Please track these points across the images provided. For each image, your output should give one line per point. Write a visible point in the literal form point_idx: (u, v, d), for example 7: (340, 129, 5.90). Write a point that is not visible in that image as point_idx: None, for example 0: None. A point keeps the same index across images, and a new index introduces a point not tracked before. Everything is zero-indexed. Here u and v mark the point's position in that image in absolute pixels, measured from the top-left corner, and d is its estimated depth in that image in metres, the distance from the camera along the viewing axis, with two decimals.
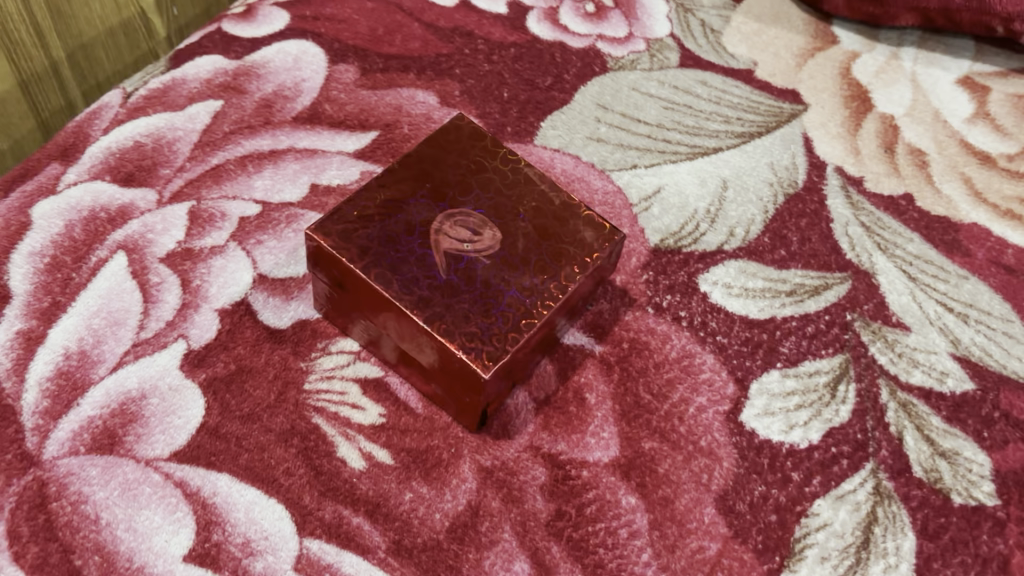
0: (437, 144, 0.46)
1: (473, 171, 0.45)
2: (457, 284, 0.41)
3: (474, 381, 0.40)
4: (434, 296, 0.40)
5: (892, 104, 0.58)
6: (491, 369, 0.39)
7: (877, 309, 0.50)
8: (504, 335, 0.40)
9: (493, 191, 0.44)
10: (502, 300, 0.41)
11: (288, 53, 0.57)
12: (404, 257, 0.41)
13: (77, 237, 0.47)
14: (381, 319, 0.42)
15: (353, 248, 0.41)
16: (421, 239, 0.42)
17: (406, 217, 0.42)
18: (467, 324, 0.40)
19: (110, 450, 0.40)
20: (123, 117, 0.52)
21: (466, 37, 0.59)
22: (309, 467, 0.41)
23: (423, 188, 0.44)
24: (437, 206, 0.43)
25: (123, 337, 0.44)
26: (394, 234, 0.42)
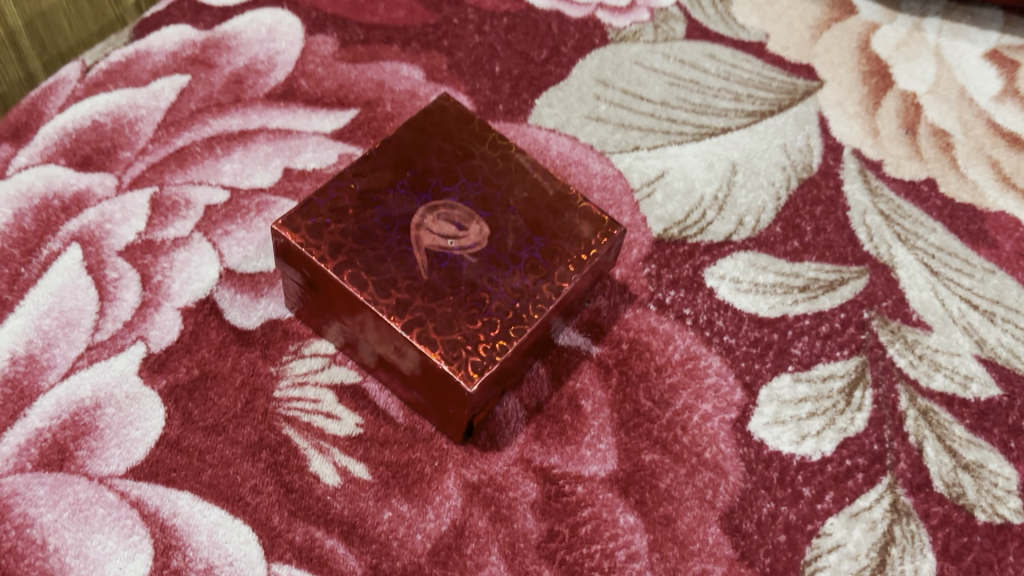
0: (419, 126, 0.41)
1: (459, 157, 0.41)
2: (439, 286, 0.37)
3: (458, 392, 0.36)
4: (414, 299, 0.36)
5: (914, 80, 0.54)
6: (476, 382, 0.35)
7: (896, 306, 0.46)
8: (491, 343, 0.36)
9: (482, 180, 0.40)
10: (490, 303, 0.37)
11: (262, 23, 0.52)
12: (382, 255, 0.37)
13: (27, 228, 0.43)
14: (356, 321, 0.38)
15: (325, 246, 0.37)
16: (400, 234, 0.38)
17: (385, 209, 0.39)
18: (451, 330, 0.36)
19: (60, 467, 0.37)
20: (82, 94, 0.48)
21: (455, 5, 0.54)
22: (279, 484, 0.38)
23: (403, 177, 0.40)
24: (418, 198, 0.39)
25: (76, 340, 0.40)
26: (371, 229, 0.38)
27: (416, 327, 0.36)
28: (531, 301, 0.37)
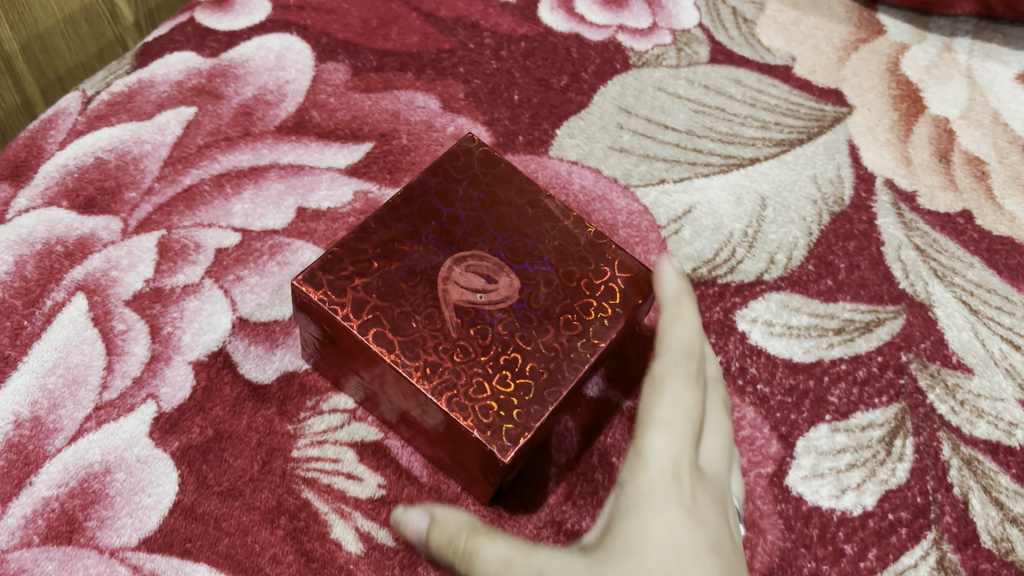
0: (444, 172, 0.40)
1: (486, 205, 0.39)
2: (469, 345, 0.35)
3: (490, 460, 0.34)
4: (444, 360, 0.34)
5: (946, 104, 0.52)
6: (511, 451, 0.33)
7: (935, 348, 0.44)
8: (526, 408, 0.34)
9: (510, 229, 0.39)
10: (524, 364, 0.35)
11: (270, 49, 0.50)
12: (409, 312, 0.35)
13: (29, 276, 0.41)
14: (380, 380, 0.36)
15: (349, 303, 0.35)
16: (426, 289, 0.36)
17: (411, 263, 0.36)
18: (483, 394, 0.34)
19: (69, 539, 0.35)
20: (83, 127, 0.46)
21: (470, 29, 0.52)
22: (300, 552, 0.36)
23: (428, 226, 0.38)
24: (445, 248, 0.37)
25: (83, 399, 0.38)
26: (396, 284, 0.36)
27: (446, 392, 0.34)
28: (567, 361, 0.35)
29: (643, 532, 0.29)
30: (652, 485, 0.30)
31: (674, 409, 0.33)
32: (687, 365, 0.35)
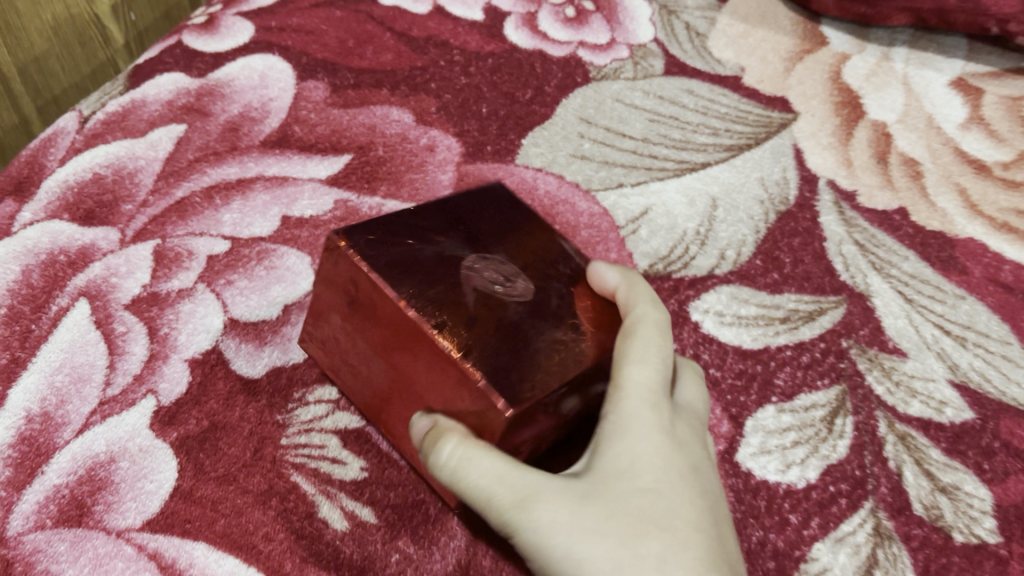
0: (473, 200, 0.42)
1: (508, 228, 0.41)
2: (482, 317, 0.36)
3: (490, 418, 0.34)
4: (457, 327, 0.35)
5: (884, 110, 0.56)
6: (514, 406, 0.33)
7: (873, 334, 0.48)
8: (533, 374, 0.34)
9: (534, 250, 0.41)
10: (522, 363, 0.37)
11: (254, 69, 0.54)
12: (431, 281, 0.37)
13: (35, 283, 0.44)
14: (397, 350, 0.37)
15: (380, 260, 0.37)
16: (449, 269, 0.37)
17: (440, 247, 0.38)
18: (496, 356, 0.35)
19: (78, 522, 0.38)
20: (82, 145, 0.50)
21: (441, 47, 0.56)
22: (289, 530, 0.39)
23: (455, 230, 0.40)
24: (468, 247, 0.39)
25: (88, 395, 0.41)
26: (422, 258, 0.37)
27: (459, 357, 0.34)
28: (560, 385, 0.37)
29: (630, 456, 0.34)
30: (636, 413, 0.35)
31: (647, 346, 0.36)
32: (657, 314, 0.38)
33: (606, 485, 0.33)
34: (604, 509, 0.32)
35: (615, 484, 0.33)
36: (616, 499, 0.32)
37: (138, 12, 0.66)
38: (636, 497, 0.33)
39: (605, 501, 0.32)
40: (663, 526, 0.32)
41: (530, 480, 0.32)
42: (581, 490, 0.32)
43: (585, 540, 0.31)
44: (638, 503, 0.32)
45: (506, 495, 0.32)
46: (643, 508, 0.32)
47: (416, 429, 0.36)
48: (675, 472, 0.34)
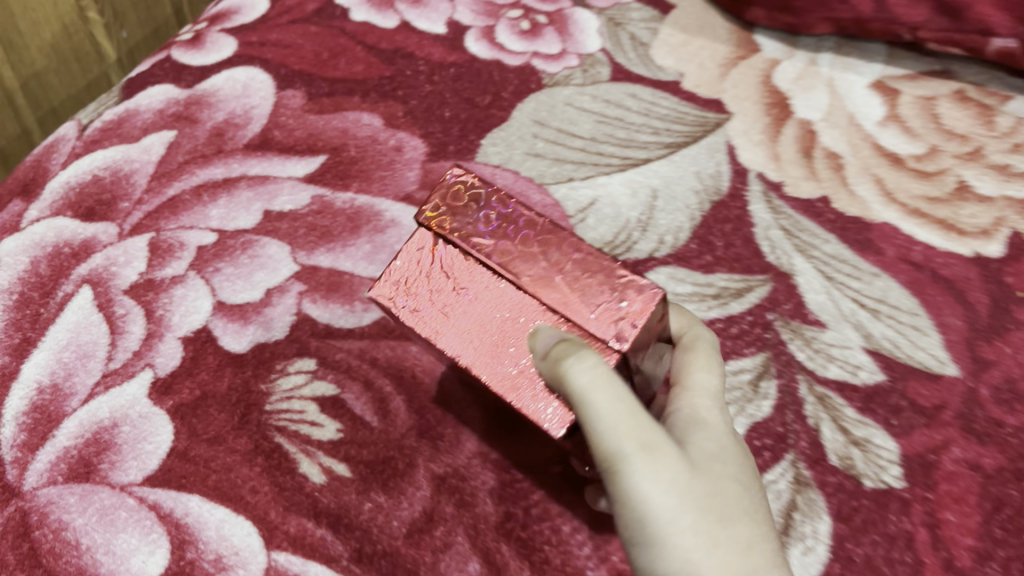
0: None
1: None
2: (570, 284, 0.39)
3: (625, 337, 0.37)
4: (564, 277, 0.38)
5: (810, 109, 0.62)
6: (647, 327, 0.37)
7: (796, 308, 0.54)
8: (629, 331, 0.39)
9: None
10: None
11: (237, 80, 0.59)
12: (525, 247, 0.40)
13: (43, 272, 0.49)
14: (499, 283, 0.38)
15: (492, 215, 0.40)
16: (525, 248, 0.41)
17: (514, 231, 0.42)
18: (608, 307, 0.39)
19: (86, 478, 0.43)
20: (81, 150, 0.55)
21: (407, 58, 0.62)
22: (274, 484, 0.45)
23: None
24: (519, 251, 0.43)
25: (93, 369, 0.47)
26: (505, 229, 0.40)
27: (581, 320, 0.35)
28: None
29: (720, 456, 0.38)
30: (706, 414, 0.41)
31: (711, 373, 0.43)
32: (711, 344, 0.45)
33: (713, 494, 0.36)
34: (711, 510, 0.35)
35: (722, 488, 0.36)
36: (717, 486, 0.36)
37: (131, 30, 0.71)
38: (732, 483, 0.37)
39: (712, 498, 0.35)
40: (750, 514, 0.37)
41: (661, 460, 0.35)
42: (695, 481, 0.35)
43: (700, 512, 0.35)
44: (736, 522, 0.36)
45: (641, 457, 0.34)
46: (743, 526, 0.36)
47: (540, 338, 0.37)
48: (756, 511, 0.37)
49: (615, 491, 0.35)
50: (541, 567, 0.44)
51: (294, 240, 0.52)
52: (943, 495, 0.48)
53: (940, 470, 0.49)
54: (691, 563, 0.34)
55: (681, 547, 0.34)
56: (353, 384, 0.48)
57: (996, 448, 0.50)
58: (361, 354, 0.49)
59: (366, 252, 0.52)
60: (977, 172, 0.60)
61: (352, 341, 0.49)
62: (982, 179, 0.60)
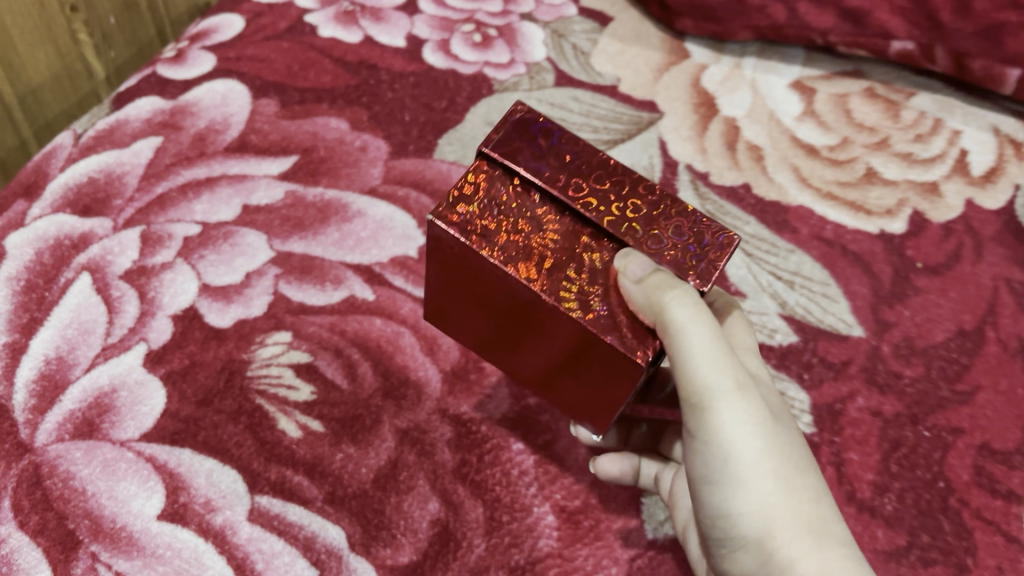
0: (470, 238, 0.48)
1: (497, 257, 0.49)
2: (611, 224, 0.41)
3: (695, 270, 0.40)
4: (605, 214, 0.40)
5: (734, 107, 0.70)
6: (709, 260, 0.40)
7: (719, 281, 0.61)
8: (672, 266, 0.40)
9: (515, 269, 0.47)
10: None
11: (217, 91, 0.66)
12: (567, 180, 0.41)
13: (46, 261, 0.56)
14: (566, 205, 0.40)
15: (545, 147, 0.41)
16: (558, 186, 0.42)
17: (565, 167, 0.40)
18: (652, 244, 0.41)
19: (90, 435, 0.49)
20: (77, 155, 0.62)
21: (370, 69, 0.68)
22: (256, 438, 0.51)
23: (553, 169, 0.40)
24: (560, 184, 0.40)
25: (93, 343, 0.53)
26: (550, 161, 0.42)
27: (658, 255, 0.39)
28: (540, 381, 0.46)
29: (782, 411, 0.43)
30: (758, 371, 0.47)
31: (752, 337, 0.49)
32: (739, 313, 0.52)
33: (789, 444, 0.41)
34: (789, 458, 0.41)
35: (794, 440, 0.42)
36: (791, 437, 0.42)
37: (119, 50, 0.78)
38: (798, 442, 0.42)
39: (785, 443, 0.41)
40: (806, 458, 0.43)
41: (746, 405, 0.40)
42: (772, 430, 0.41)
43: (778, 462, 0.40)
44: (806, 467, 0.41)
45: (729, 397, 0.40)
46: (814, 479, 0.41)
47: (628, 266, 0.38)
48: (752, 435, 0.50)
49: (701, 424, 0.41)
50: (493, 503, 0.50)
51: (270, 231, 0.59)
52: (848, 438, 0.55)
53: (846, 417, 0.56)
54: (765, 499, 0.40)
55: (759, 484, 0.40)
56: (324, 353, 0.54)
57: (895, 397, 0.56)
58: (331, 327, 0.55)
59: (335, 239, 0.59)
60: (884, 160, 0.67)
61: (323, 316, 0.56)
62: (888, 166, 0.67)
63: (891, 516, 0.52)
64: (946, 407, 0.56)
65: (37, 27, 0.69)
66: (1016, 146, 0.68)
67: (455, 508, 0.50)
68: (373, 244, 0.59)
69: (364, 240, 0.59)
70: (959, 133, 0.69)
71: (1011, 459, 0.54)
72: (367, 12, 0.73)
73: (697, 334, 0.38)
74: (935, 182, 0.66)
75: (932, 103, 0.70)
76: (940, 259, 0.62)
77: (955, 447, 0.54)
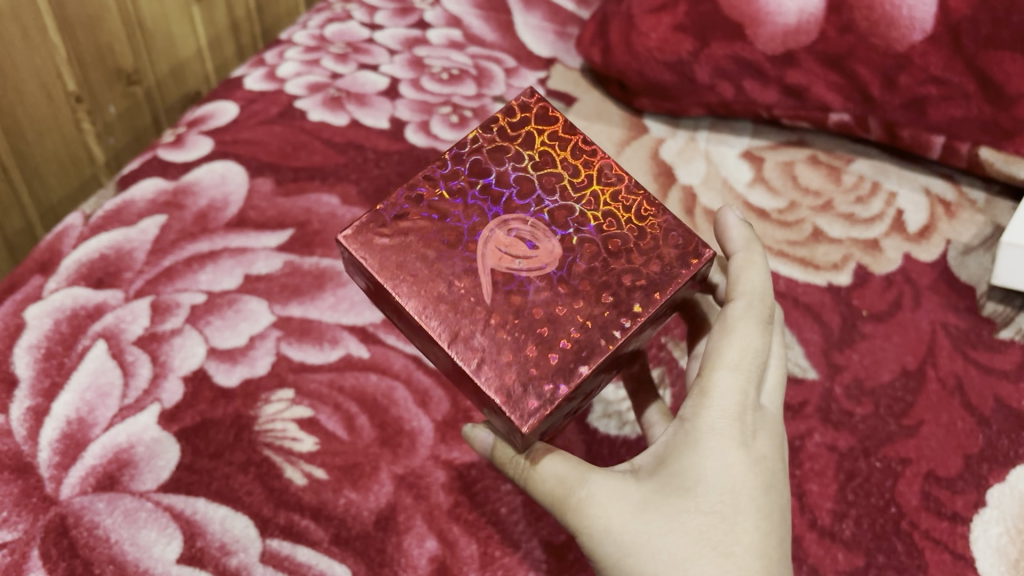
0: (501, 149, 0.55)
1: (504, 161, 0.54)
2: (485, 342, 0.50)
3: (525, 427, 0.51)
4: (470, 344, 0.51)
5: (691, 177, 0.77)
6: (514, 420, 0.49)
7: None
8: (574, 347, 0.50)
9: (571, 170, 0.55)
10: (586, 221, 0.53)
11: (216, 172, 0.72)
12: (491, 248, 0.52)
13: (64, 330, 0.61)
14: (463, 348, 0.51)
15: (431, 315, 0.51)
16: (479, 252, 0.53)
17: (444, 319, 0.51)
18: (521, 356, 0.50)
19: (112, 488, 0.54)
20: (87, 233, 0.67)
21: (357, 149, 0.75)
22: (265, 487, 0.54)
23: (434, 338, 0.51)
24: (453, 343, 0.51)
25: (111, 404, 0.57)
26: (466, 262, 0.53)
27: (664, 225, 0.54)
28: (617, 283, 0.52)
29: (694, 478, 0.48)
30: (715, 423, 0.49)
31: (739, 350, 0.51)
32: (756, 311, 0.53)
33: (667, 540, 0.47)
34: (659, 555, 0.46)
35: (676, 527, 0.47)
36: (667, 525, 0.47)
37: (118, 137, 0.92)
38: (700, 519, 0.47)
39: (650, 539, 0.47)
40: (709, 511, 0.47)
41: (598, 524, 0.48)
42: (642, 514, 0.47)
43: (649, 557, 0.47)
44: (693, 555, 0.46)
45: (586, 518, 0.48)
46: (711, 561, 0.46)
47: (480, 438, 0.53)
48: (779, 480, 0.50)
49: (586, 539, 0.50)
50: (486, 540, 0.54)
51: (271, 296, 0.64)
52: (808, 471, 0.60)
53: (804, 451, 0.61)
54: None
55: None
56: (325, 407, 0.58)
57: (849, 432, 0.62)
58: (330, 383, 0.59)
59: (331, 302, 0.64)
60: (829, 221, 0.74)
61: (324, 372, 0.60)
62: (832, 226, 0.74)
63: (849, 539, 0.57)
64: (894, 440, 0.61)
65: (44, 116, 0.83)
66: (946, 205, 0.74)
67: (450, 545, 0.53)
68: (527, 151, 0.56)
69: (358, 302, 0.64)
70: (895, 194, 0.75)
71: (955, 484, 0.59)
72: (352, 98, 0.79)
73: (544, 477, 0.50)
74: (875, 239, 0.73)
75: (870, 168, 0.77)
76: (883, 307, 0.68)
77: (903, 475, 0.59)
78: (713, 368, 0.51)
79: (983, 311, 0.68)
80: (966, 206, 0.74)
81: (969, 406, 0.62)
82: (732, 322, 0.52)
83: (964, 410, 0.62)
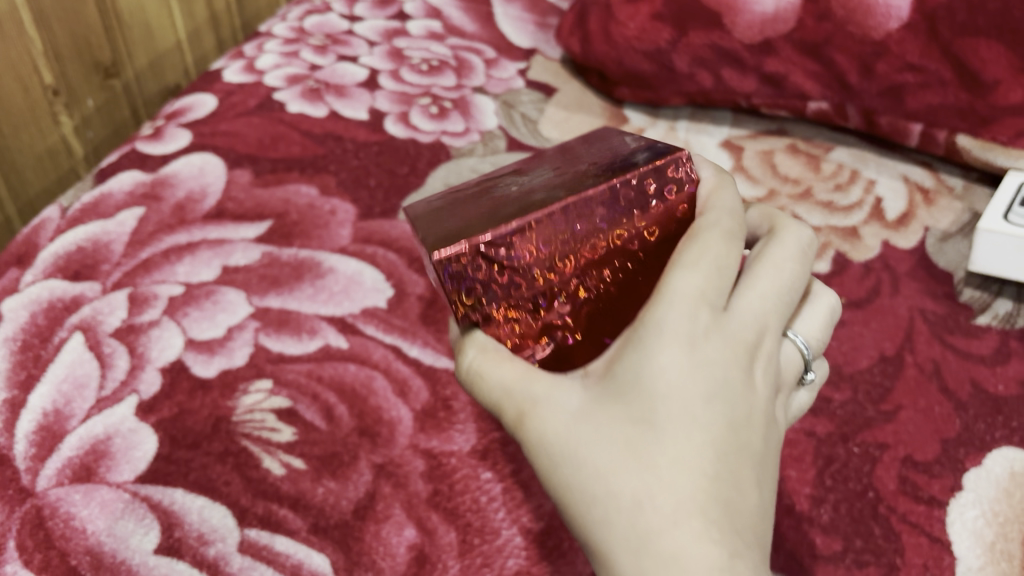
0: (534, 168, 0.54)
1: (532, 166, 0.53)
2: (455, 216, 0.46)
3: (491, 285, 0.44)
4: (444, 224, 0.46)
5: None
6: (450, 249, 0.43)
7: None
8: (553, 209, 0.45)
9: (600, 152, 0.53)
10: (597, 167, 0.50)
11: (194, 164, 0.72)
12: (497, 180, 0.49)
13: (40, 323, 0.61)
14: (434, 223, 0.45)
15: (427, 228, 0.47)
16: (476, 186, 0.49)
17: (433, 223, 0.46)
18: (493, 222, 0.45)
19: (88, 479, 0.53)
20: (65, 227, 0.68)
21: (336, 140, 0.75)
22: (243, 477, 0.54)
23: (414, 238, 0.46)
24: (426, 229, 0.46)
25: (88, 395, 0.57)
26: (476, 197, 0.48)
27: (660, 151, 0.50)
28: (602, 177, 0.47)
29: (636, 379, 0.40)
30: (668, 317, 0.41)
31: (703, 253, 0.44)
32: (724, 223, 0.46)
33: (594, 449, 0.39)
34: (584, 467, 0.39)
35: (607, 434, 0.39)
36: (595, 433, 0.39)
37: (96, 131, 0.94)
38: (632, 429, 0.39)
39: (576, 448, 0.39)
40: (641, 420, 0.39)
41: (533, 433, 0.40)
42: (572, 420, 0.40)
43: (574, 469, 0.39)
44: (622, 466, 0.38)
45: (520, 427, 0.41)
46: (635, 478, 0.38)
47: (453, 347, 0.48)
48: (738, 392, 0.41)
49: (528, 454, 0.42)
50: (465, 529, 0.52)
51: (249, 288, 0.64)
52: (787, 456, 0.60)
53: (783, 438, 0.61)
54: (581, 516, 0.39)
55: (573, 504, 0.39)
56: (303, 397, 0.58)
57: (827, 418, 0.62)
58: (309, 373, 0.59)
59: (310, 294, 0.64)
60: (808, 208, 0.74)
61: (302, 363, 0.60)
62: (812, 214, 0.74)
63: (827, 524, 0.56)
64: (873, 426, 0.61)
65: (22, 109, 0.84)
66: (924, 192, 0.75)
67: (429, 534, 0.52)
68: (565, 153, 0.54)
69: (337, 293, 0.64)
70: (874, 182, 0.76)
71: (932, 469, 0.58)
72: (331, 89, 0.79)
73: (491, 384, 0.42)
74: (854, 227, 0.73)
75: (849, 156, 0.78)
76: (861, 293, 0.69)
77: (881, 460, 0.59)
78: (671, 268, 0.43)
79: (961, 297, 0.68)
80: (944, 192, 0.75)
81: (946, 390, 0.62)
82: (697, 235, 0.45)
83: (941, 395, 0.62)
